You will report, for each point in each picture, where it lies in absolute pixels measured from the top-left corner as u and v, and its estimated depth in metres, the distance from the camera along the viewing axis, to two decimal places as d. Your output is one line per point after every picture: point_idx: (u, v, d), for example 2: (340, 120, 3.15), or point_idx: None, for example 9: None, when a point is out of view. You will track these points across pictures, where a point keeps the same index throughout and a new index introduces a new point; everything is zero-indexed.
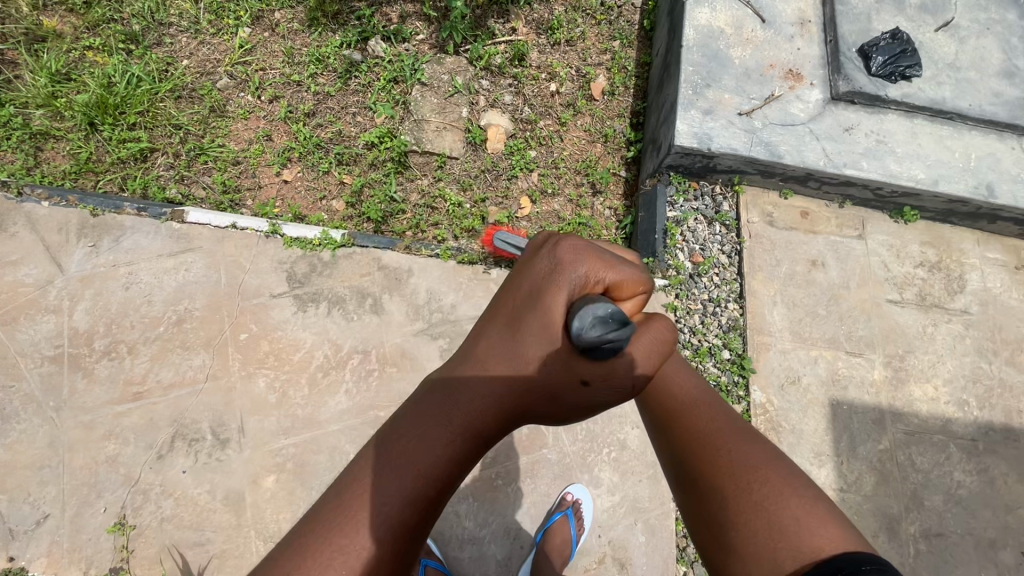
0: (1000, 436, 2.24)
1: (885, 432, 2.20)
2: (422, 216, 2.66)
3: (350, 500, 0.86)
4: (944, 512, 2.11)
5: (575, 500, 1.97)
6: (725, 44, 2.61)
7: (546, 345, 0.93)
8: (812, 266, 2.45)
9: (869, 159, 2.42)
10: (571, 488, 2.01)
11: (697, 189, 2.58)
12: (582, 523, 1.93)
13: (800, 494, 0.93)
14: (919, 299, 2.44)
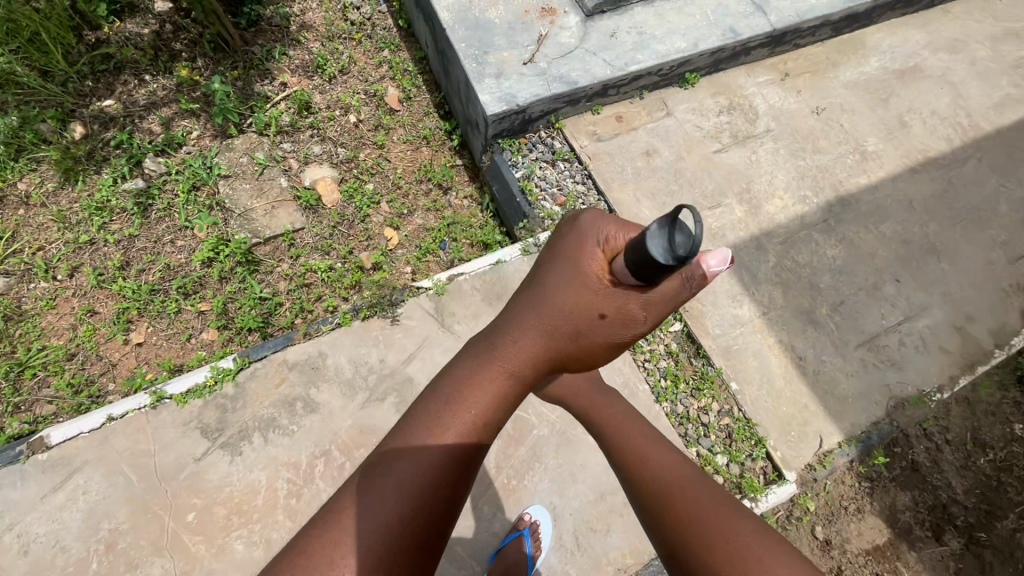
0: (839, 208, 2.72)
1: (768, 252, 2.57)
2: (301, 298, 2.53)
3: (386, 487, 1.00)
4: (836, 285, 2.53)
5: (534, 521, 1.97)
6: (479, 11, 2.75)
7: (577, 291, 1.21)
8: (648, 156, 2.74)
9: (641, 50, 2.74)
10: (531, 509, 2.01)
11: (527, 142, 2.74)
12: (539, 544, 1.93)
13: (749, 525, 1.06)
14: (733, 139, 2.84)
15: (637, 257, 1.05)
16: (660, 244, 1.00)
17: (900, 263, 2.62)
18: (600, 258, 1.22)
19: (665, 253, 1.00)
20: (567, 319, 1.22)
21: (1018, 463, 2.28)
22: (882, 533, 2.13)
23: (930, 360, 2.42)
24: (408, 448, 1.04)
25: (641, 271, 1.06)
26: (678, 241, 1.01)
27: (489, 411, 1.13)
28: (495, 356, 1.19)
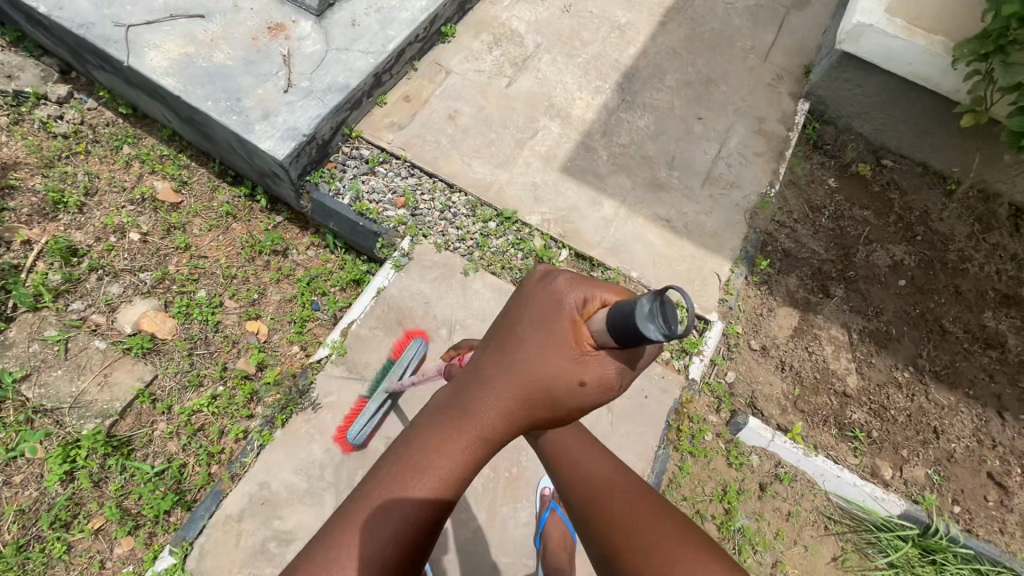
0: (628, 83, 2.97)
1: (597, 150, 2.74)
2: (202, 445, 2.21)
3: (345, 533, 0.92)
4: (661, 147, 2.80)
5: (553, 491, 2.02)
6: (205, 60, 2.44)
7: (545, 360, 1.02)
8: (453, 120, 2.73)
9: (389, 25, 2.65)
10: (545, 481, 2.05)
11: (336, 165, 2.59)
12: None
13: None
14: (515, 68, 2.93)
15: (623, 306, 0.89)
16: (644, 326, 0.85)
17: (694, 102, 2.96)
18: (582, 322, 1.03)
19: (651, 328, 0.85)
20: (543, 377, 1.02)
21: (844, 209, 2.79)
22: (794, 316, 2.51)
23: (754, 167, 2.81)
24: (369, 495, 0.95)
25: (614, 323, 0.91)
26: (659, 321, 0.85)
27: (440, 492, 0.96)
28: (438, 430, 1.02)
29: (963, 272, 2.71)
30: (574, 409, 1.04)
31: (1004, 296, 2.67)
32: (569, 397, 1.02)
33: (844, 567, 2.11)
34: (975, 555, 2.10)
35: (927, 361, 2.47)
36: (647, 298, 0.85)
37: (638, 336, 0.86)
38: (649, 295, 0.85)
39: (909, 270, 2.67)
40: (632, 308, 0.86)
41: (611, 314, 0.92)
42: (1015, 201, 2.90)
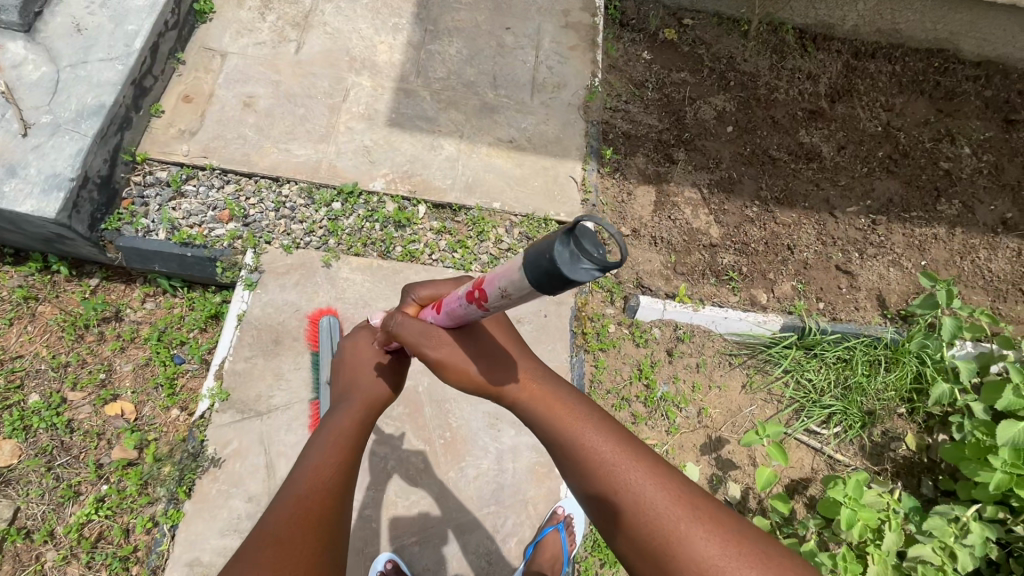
0: (425, 12, 2.77)
1: (417, 91, 2.58)
2: (110, 552, 1.96)
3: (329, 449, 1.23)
4: (480, 69, 2.69)
5: (566, 513, 1.96)
6: None
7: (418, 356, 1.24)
8: (250, 106, 2.41)
9: (124, 19, 2.21)
10: (563, 503, 1.99)
11: (134, 200, 2.21)
12: (574, 535, 1.93)
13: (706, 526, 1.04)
14: (298, 29, 2.61)
15: (541, 259, 0.85)
16: (585, 264, 0.82)
17: (498, 13, 2.84)
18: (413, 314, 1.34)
19: (581, 266, 0.82)
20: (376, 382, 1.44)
21: (664, 77, 2.91)
22: (651, 192, 2.64)
23: (573, 61, 2.81)
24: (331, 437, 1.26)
25: (537, 276, 0.87)
26: (587, 253, 0.82)
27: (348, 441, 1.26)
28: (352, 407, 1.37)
29: (774, 102, 2.97)
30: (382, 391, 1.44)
31: (809, 112, 2.99)
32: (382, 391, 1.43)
33: (752, 389, 2.40)
34: (842, 337, 2.47)
35: (767, 190, 2.75)
36: (568, 243, 0.82)
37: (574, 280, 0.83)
38: (560, 238, 0.83)
39: (732, 116, 2.89)
40: (555, 258, 0.83)
41: (530, 268, 0.88)
42: (797, 25, 3.19)
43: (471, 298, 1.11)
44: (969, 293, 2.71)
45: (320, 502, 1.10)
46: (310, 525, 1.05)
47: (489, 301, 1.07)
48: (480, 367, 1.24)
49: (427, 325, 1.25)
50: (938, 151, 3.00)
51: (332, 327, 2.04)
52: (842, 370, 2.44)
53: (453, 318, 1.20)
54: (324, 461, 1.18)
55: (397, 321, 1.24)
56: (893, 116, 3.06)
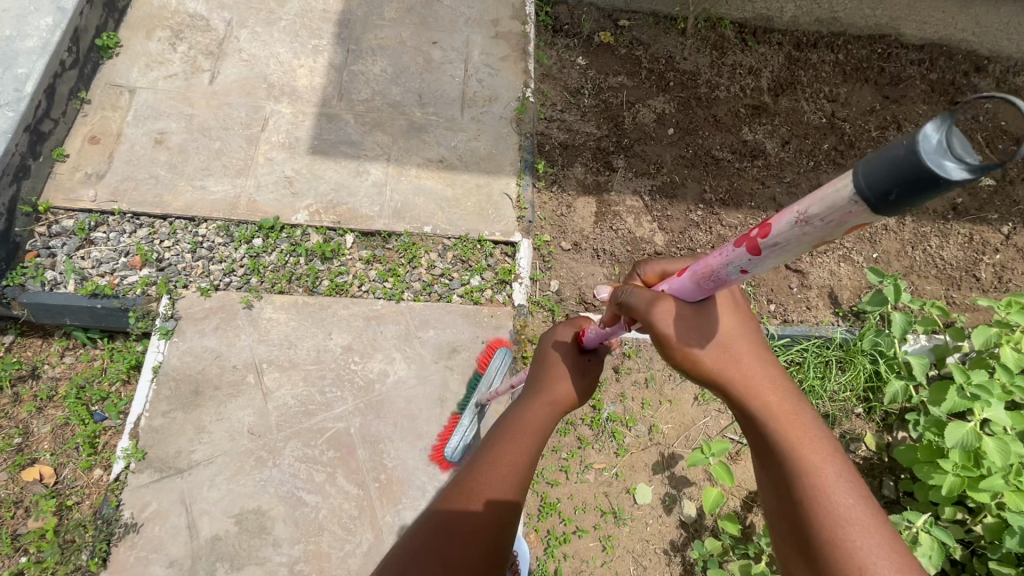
0: (346, 31, 2.67)
1: (340, 115, 2.48)
2: None
3: (472, 479, 1.15)
4: (406, 87, 2.60)
5: (511, 549, 1.86)
6: None
7: (570, 381, 1.35)
8: (161, 143, 2.30)
9: (16, 63, 2.13)
10: (508, 539, 1.89)
11: (38, 254, 2.10)
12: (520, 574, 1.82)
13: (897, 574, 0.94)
14: (210, 58, 2.50)
15: (896, 147, 0.64)
16: (954, 160, 0.61)
17: (423, 27, 2.75)
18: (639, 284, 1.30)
19: (951, 164, 0.62)
20: (554, 387, 1.33)
21: (601, 82, 2.82)
22: (592, 202, 2.55)
23: (505, 72, 2.72)
24: (482, 470, 1.17)
25: (882, 174, 0.66)
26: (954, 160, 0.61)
27: (510, 476, 1.16)
28: (523, 414, 1.27)
29: (715, 100, 2.90)
30: (558, 396, 1.32)
31: (753, 108, 2.92)
32: (558, 394, 1.32)
33: (705, 401, 2.29)
34: (792, 340, 2.40)
35: (711, 192, 2.67)
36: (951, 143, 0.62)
37: (941, 180, 0.61)
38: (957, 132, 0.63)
39: (672, 118, 2.81)
40: (919, 143, 0.62)
41: (868, 171, 0.68)
42: (735, 20, 3.13)
43: (739, 244, 0.94)
44: (921, 284, 2.66)
45: (509, 476, 1.16)
46: (480, 517, 1.09)
47: (770, 239, 0.88)
48: (713, 355, 1.11)
49: (661, 296, 1.12)
50: (885, 139, 2.95)
51: (505, 359, 2.03)
52: (795, 373, 2.38)
53: (704, 274, 1.03)
54: (506, 453, 1.19)
55: (631, 290, 1.15)
56: (838, 107, 3.00)
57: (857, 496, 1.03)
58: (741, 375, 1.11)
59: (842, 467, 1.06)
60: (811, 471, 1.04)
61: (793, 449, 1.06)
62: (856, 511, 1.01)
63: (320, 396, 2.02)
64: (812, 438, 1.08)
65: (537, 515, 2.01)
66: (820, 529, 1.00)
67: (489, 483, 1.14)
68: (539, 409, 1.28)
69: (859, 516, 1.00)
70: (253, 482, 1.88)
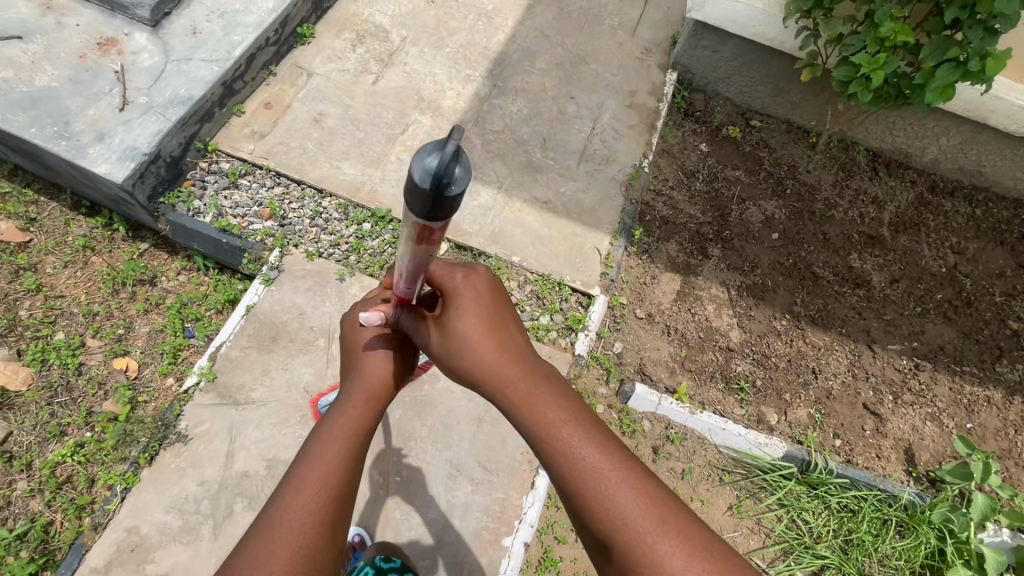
0: (498, 68, 2.95)
1: (471, 138, 2.72)
2: (69, 497, 2.04)
3: (276, 514, 1.01)
4: (535, 129, 2.80)
5: None
6: (25, 84, 2.26)
7: (383, 366, 1.30)
8: (318, 122, 2.63)
9: (234, 30, 2.54)
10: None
11: (194, 183, 2.44)
12: None
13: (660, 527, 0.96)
14: (380, 63, 2.85)
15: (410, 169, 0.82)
16: (433, 164, 0.79)
17: (567, 82, 2.98)
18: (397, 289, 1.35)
19: (434, 163, 0.79)
20: (368, 380, 1.28)
21: (717, 171, 2.88)
22: (677, 280, 2.57)
23: (628, 139, 2.86)
24: (286, 498, 1.03)
25: (418, 193, 0.83)
26: (457, 175, 0.81)
27: (319, 493, 1.05)
28: (333, 419, 1.19)
29: (829, 218, 2.85)
30: (375, 385, 1.27)
31: (866, 237, 2.83)
32: (367, 384, 1.27)
33: (740, 514, 2.19)
34: (852, 484, 2.23)
35: (801, 306, 2.59)
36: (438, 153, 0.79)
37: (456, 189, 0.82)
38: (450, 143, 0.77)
39: (780, 223, 2.79)
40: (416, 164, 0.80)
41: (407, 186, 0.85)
42: (870, 148, 3.10)
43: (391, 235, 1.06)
44: (1019, 474, 2.38)
45: (318, 490, 1.05)
46: (289, 544, 0.97)
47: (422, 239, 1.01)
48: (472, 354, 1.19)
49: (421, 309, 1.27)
50: (1009, 308, 2.73)
51: None
52: (846, 521, 2.19)
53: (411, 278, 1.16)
54: (314, 468, 1.08)
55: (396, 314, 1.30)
56: (962, 260, 2.83)
57: (610, 456, 1.03)
58: (486, 368, 1.17)
59: (593, 425, 1.08)
60: (563, 442, 1.04)
61: (547, 436, 1.05)
62: (608, 470, 1.01)
63: None
64: (562, 404, 1.09)
65: (535, 566, 1.97)
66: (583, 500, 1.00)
67: (298, 510, 1.01)
68: (355, 404, 1.22)
69: (616, 474, 1.01)
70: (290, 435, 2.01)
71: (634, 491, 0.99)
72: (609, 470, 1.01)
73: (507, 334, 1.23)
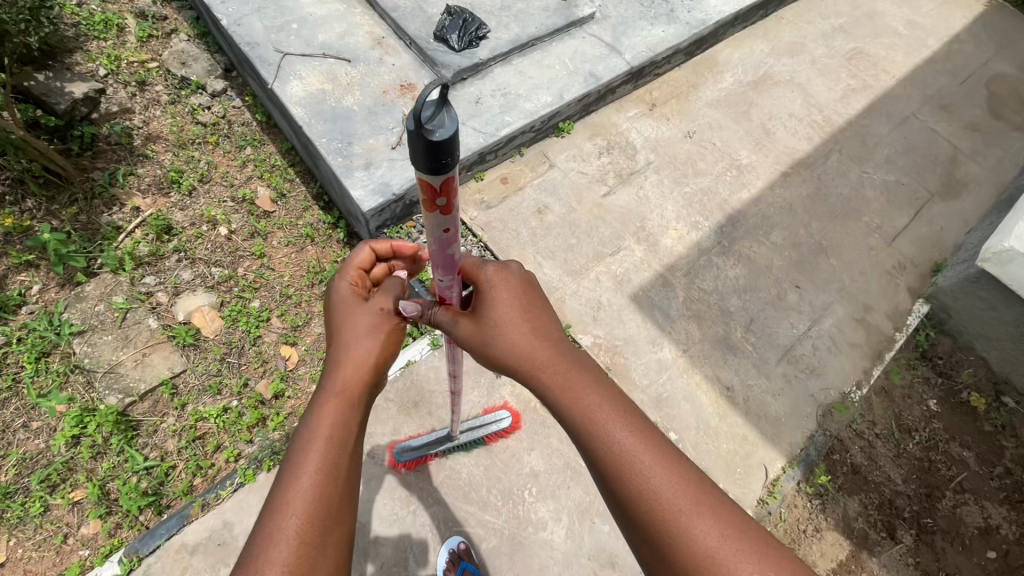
0: (730, 226, 2.80)
1: (675, 286, 2.58)
2: (196, 453, 2.22)
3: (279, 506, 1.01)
4: (745, 304, 2.58)
5: None
6: (335, 100, 2.64)
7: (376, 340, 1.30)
8: (541, 214, 2.70)
9: (509, 112, 2.72)
10: None
11: (415, 226, 2.62)
12: None
13: (692, 509, 1.02)
14: (618, 178, 2.86)
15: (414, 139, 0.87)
16: (433, 117, 0.86)
17: (797, 268, 2.72)
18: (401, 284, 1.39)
19: (442, 114, 0.86)
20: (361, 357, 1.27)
21: (939, 440, 2.39)
22: (844, 549, 2.13)
23: (843, 358, 2.50)
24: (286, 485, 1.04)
25: (429, 159, 0.90)
26: (445, 121, 0.87)
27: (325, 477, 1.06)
28: (326, 396, 1.19)
29: None
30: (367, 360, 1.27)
31: None
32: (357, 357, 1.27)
33: None
34: None
35: None
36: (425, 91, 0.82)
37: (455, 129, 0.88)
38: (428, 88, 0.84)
39: (1004, 542, 2.20)
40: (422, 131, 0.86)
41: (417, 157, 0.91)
42: None
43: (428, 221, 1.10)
44: None
45: (318, 469, 1.06)
46: (301, 525, 0.99)
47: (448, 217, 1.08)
48: (512, 345, 1.25)
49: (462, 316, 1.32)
50: None
51: (501, 419, 2.13)
52: None
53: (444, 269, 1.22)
54: (310, 448, 1.09)
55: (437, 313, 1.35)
56: None
57: (637, 438, 1.10)
58: (523, 354, 1.23)
59: (618, 404, 1.15)
60: (595, 428, 1.11)
61: (584, 423, 1.12)
62: (636, 449, 1.09)
63: (485, 491, 2.05)
64: (595, 392, 1.16)
65: None
66: (622, 489, 1.06)
67: (300, 494, 1.02)
68: (353, 380, 1.23)
69: (647, 455, 1.08)
70: (388, 510, 1.98)
71: (659, 466, 1.07)
72: (643, 457, 1.08)
73: (542, 317, 1.30)
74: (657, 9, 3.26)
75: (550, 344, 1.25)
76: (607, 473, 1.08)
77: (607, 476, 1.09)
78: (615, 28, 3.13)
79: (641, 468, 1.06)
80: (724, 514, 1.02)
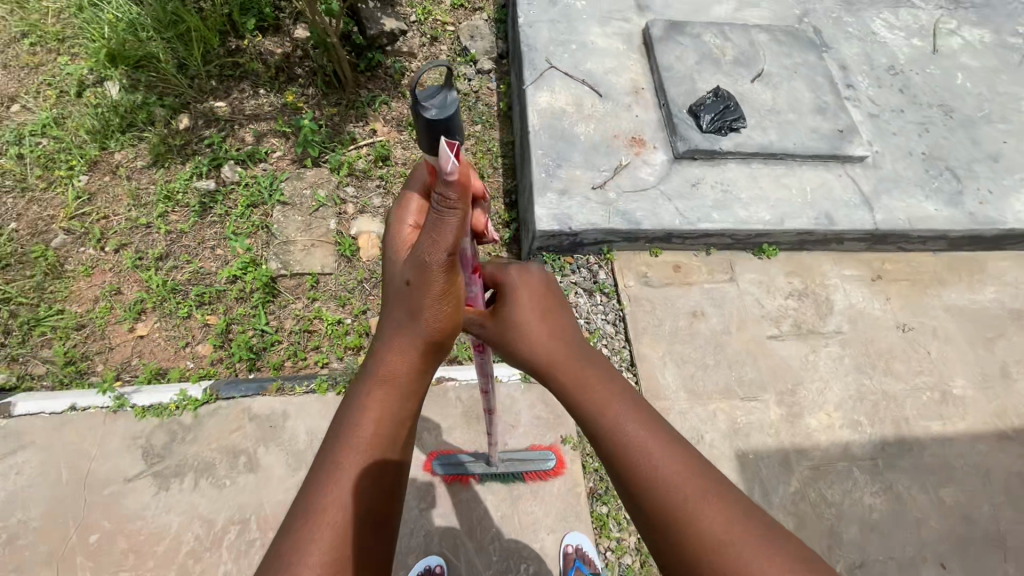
0: (895, 449, 2.32)
1: (792, 473, 2.23)
2: (299, 342, 2.50)
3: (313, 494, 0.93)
4: (863, 543, 2.12)
5: None
6: (570, 123, 2.77)
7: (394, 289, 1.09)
8: (693, 318, 2.52)
9: (720, 210, 2.60)
10: None
11: (572, 263, 2.63)
12: None
13: (727, 524, 0.84)
14: (795, 329, 2.54)
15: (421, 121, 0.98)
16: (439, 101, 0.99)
17: (955, 546, 2.16)
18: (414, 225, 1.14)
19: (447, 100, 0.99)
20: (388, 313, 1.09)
21: None
22: None
23: None
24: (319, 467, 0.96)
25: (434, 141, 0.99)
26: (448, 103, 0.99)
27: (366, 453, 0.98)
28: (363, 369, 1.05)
29: None
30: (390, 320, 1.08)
31: None
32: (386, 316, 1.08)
33: None
34: None
35: None
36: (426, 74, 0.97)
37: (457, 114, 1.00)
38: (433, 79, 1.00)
39: None
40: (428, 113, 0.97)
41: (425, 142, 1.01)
42: None
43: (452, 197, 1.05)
44: None
45: (360, 444, 0.98)
46: (338, 505, 0.92)
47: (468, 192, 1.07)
48: (539, 345, 1.08)
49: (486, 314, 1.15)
50: None
51: (545, 460, 2.09)
52: None
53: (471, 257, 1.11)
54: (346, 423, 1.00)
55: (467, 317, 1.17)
56: None
57: (665, 447, 0.94)
58: (546, 357, 1.07)
59: (642, 410, 0.99)
60: (617, 435, 0.95)
61: (614, 441, 0.95)
62: (661, 459, 0.92)
63: (487, 537, 1.99)
64: (621, 400, 0.99)
65: None
66: (661, 518, 0.88)
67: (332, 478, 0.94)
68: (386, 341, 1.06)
69: (677, 468, 0.91)
70: None
71: (694, 478, 0.90)
72: (666, 475, 0.90)
73: (562, 318, 1.15)
74: (942, 183, 2.82)
75: (572, 344, 1.10)
76: (645, 500, 0.90)
77: (638, 500, 0.91)
78: (880, 181, 2.79)
79: (667, 486, 0.89)
80: (770, 535, 0.84)
